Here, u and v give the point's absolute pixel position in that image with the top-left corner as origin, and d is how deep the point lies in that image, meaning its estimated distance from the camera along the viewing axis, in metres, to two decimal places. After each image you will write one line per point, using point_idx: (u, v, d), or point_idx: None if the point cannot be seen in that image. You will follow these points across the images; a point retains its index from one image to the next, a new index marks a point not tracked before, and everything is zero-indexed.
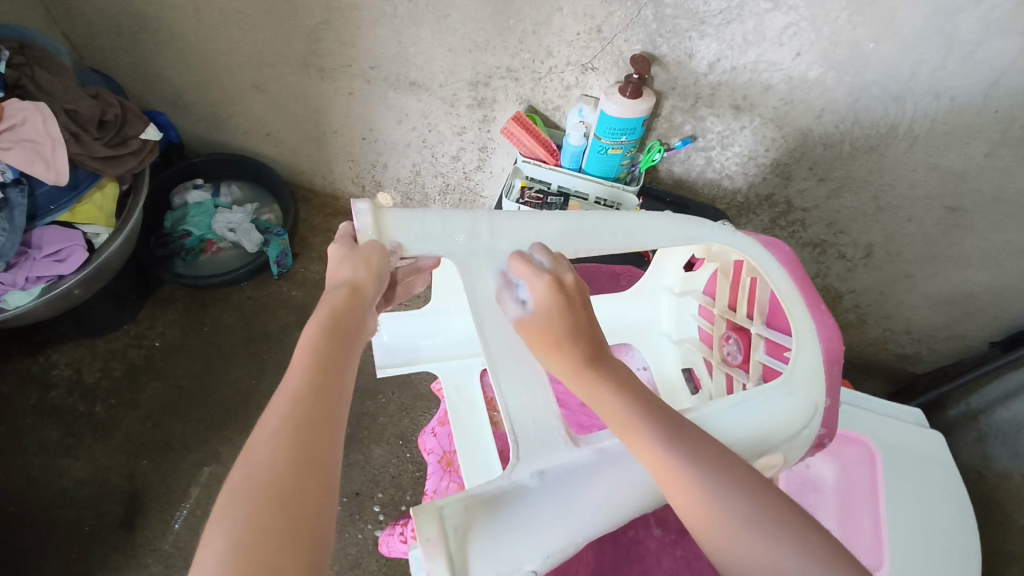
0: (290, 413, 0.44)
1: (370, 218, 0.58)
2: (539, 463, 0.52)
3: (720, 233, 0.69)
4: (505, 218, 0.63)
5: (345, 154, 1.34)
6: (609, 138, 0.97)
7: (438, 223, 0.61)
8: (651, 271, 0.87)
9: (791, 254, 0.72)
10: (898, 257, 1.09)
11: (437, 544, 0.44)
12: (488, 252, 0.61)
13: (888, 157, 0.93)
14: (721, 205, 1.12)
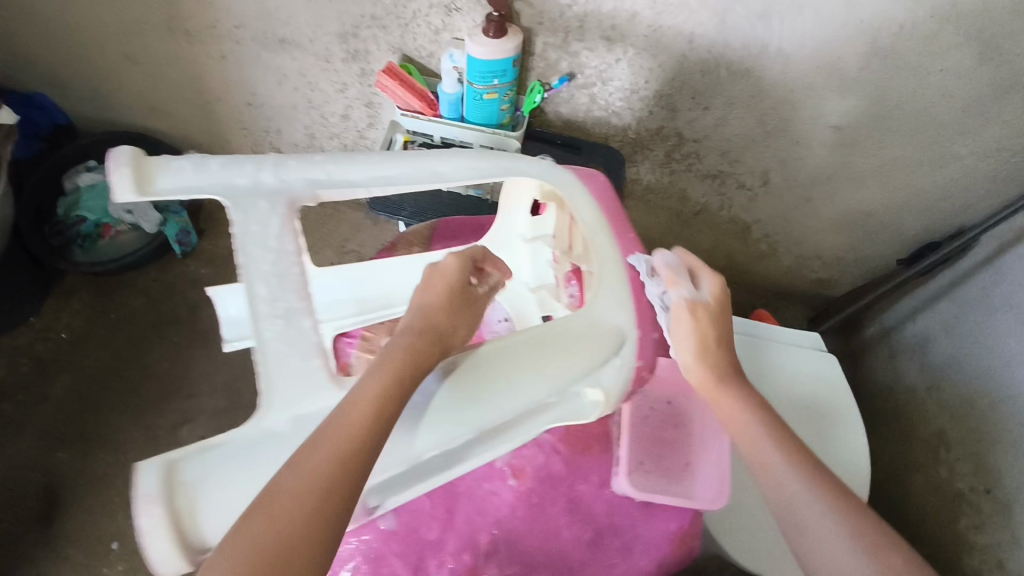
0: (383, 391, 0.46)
1: (128, 167, 0.49)
2: (294, 406, 0.45)
3: (540, 166, 0.67)
4: (292, 160, 0.54)
5: (237, 122, 1.29)
6: (480, 82, 0.93)
7: (216, 167, 0.51)
8: (501, 216, 0.82)
9: (606, 184, 0.70)
10: (795, 182, 1.07)
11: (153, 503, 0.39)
12: (262, 198, 0.51)
13: (765, 78, 0.90)
14: (615, 142, 1.09)
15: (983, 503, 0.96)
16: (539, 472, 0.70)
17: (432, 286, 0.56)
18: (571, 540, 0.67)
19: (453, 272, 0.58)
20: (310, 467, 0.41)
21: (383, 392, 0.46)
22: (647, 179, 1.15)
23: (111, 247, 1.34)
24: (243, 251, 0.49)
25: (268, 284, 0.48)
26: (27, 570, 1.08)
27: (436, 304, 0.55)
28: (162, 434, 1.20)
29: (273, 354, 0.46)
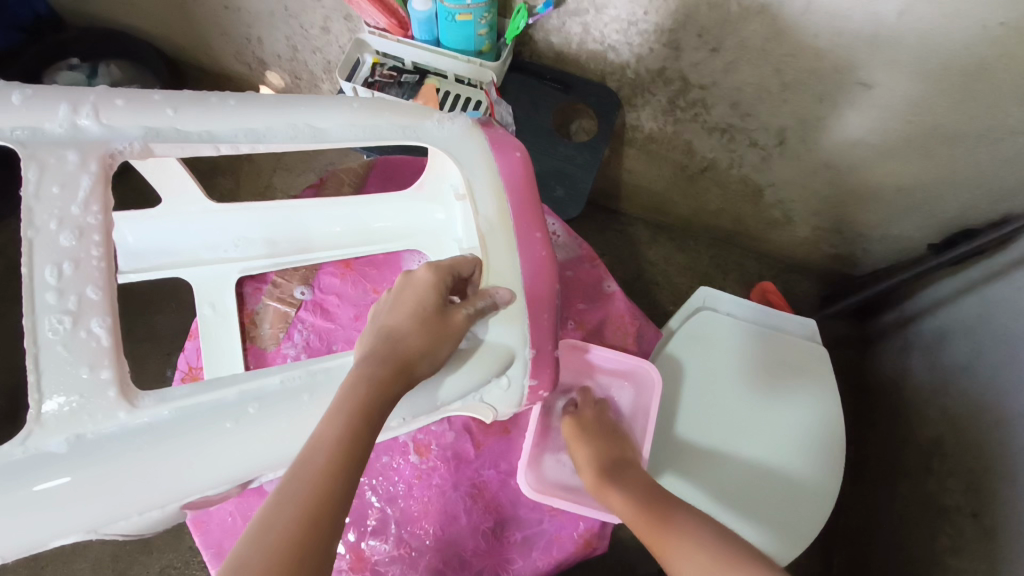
0: (349, 430, 0.45)
1: None
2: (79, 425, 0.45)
3: (435, 134, 0.65)
4: (122, 104, 0.53)
5: (217, 26, 1.20)
6: (451, 2, 0.80)
7: (24, 112, 0.50)
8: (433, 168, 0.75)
9: (520, 161, 0.67)
10: (814, 145, 0.93)
11: None
12: (71, 149, 0.50)
13: (784, 18, 0.75)
14: (613, 82, 0.95)
15: (966, 526, 0.86)
16: (445, 451, 0.82)
17: (402, 306, 0.53)
18: (468, 526, 0.80)
19: (427, 289, 0.54)
20: (279, 523, 0.40)
21: (350, 431, 0.45)
22: (648, 127, 1.01)
23: None
24: (34, 223, 0.47)
25: (58, 265, 0.46)
26: None
27: (405, 323, 0.52)
28: None
29: (50, 360, 0.45)
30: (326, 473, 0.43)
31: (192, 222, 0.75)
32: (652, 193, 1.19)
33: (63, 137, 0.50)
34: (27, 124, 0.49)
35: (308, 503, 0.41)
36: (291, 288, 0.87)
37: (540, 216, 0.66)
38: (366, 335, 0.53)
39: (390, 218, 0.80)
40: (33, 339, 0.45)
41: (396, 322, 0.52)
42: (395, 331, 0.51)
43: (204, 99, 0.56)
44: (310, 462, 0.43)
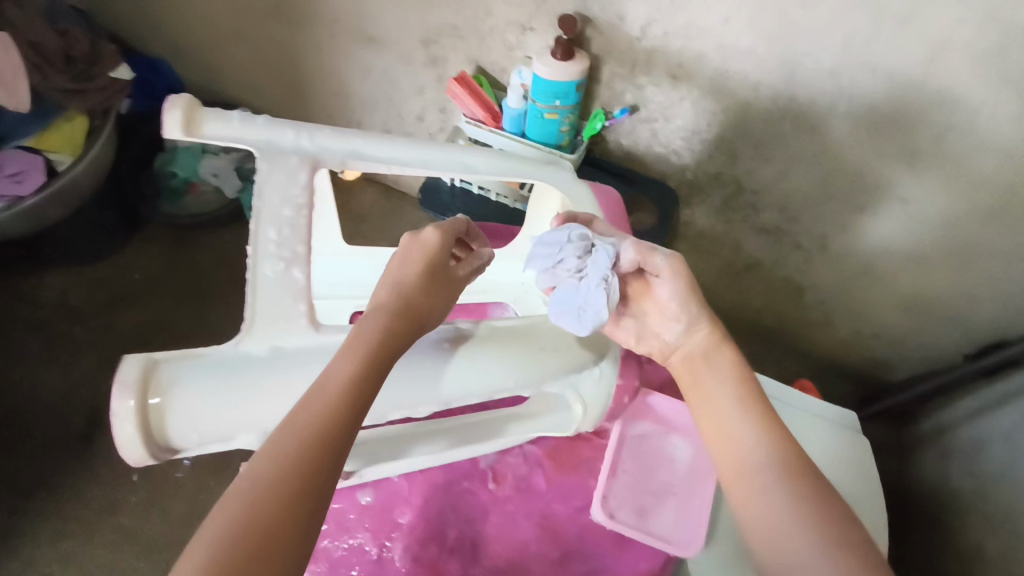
0: (345, 386, 0.43)
1: (177, 112, 0.50)
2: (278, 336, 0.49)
3: (564, 178, 0.74)
4: (331, 129, 0.57)
5: (323, 109, 1.38)
6: (543, 102, 0.94)
7: (245, 128, 0.53)
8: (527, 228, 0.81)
9: (617, 205, 0.77)
10: (855, 251, 1.02)
11: (129, 387, 0.43)
12: (293, 154, 0.54)
13: (830, 136, 0.86)
14: (672, 182, 1.07)
15: None
16: (519, 480, 0.74)
17: (408, 263, 0.51)
18: (535, 556, 0.69)
19: (432, 246, 0.52)
20: (280, 453, 0.40)
21: (347, 384, 0.43)
22: (701, 224, 1.12)
23: (193, 204, 1.44)
24: (263, 197, 0.52)
25: (279, 227, 0.51)
26: (63, 480, 1.19)
27: (411, 279, 0.50)
28: None
29: (267, 294, 0.50)
30: (317, 432, 0.41)
31: (321, 261, 0.89)
32: (698, 286, 1.28)
33: (288, 148, 0.54)
34: (268, 138, 0.54)
35: (300, 458, 0.39)
36: None
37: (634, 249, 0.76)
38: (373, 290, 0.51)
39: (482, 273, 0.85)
40: (254, 274, 0.50)
41: (406, 278, 0.50)
42: (403, 283, 0.50)
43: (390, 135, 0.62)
44: (299, 420, 0.41)
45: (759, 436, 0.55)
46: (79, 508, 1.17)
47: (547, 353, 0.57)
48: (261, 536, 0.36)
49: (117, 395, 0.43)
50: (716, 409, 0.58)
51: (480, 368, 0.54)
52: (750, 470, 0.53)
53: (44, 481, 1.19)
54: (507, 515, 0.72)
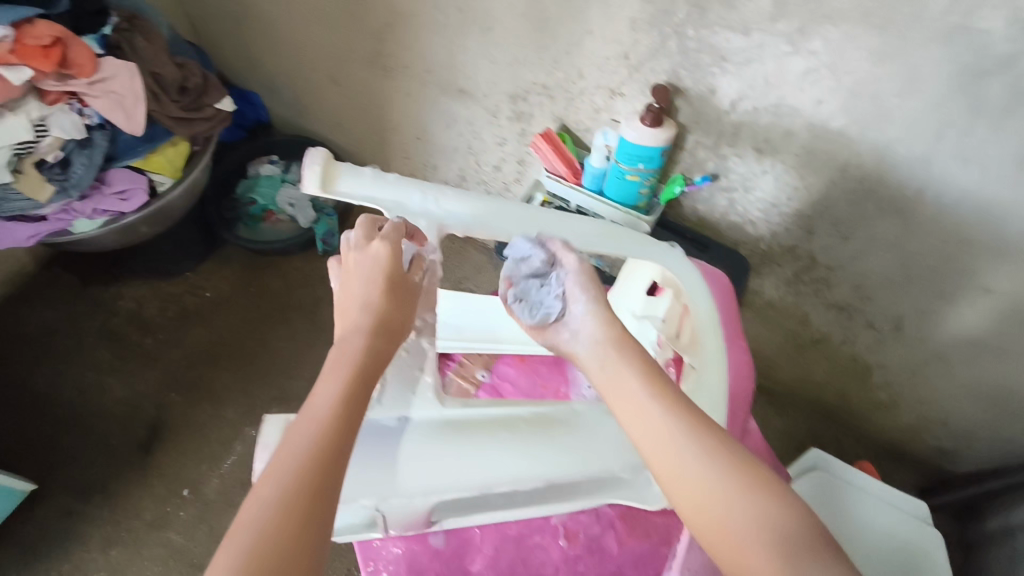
0: (336, 403, 0.45)
1: (319, 161, 0.54)
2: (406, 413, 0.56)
3: (669, 257, 0.69)
4: (457, 193, 0.60)
5: (402, 151, 1.44)
6: (626, 163, 0.97)
7: (377, 184, 0.57)
8: (617, 286, 0.80)
9: (726, 288, 0.73)
10: (930, 336, 0.99)
11: (271, 452, 0.52)
12: (420, 217, 0.59)
13: (916, 222, 0.86)
14: (743, 249, 1.07)
15: None
16: (591, 541, 0.73)
17: (375, 286, 0.54)
18: None
19: (386, 259, 0.55)
20: (286, 474, 0.40)
21: (337, 400, 0.45)
22: (769, 294, 1.11)
23: (270, 231, 1.51)
24: None
25: None
26: (118, 486, 1.22)
27: (382, 299, 0.53)
28: (260, 404, 1.33)
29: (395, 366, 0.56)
30: (318, 450, 0.42)
31: None
32: (760, 355, 1.26)
33: (415, 207, 0.58)
34: (395, 199, 0.57)
35: (313, 469, 0.40)
36: (473, 371, 0.90)
37: (739, 329, 0.71)
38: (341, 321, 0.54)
39: None
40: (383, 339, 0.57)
41: (374, 296, 0.53)
42: (372, 303, 0.53)
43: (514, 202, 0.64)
44: (291, 442, 0.42)
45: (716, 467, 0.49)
46: (132, 517, 1.19)
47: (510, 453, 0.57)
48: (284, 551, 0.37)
49: (257, 459, 0.53)
50: (662, 451, 0.51)
51: (423, 463, 0.54)
52: (721, 512, 0.46)
53: (100, 485, 1.22)
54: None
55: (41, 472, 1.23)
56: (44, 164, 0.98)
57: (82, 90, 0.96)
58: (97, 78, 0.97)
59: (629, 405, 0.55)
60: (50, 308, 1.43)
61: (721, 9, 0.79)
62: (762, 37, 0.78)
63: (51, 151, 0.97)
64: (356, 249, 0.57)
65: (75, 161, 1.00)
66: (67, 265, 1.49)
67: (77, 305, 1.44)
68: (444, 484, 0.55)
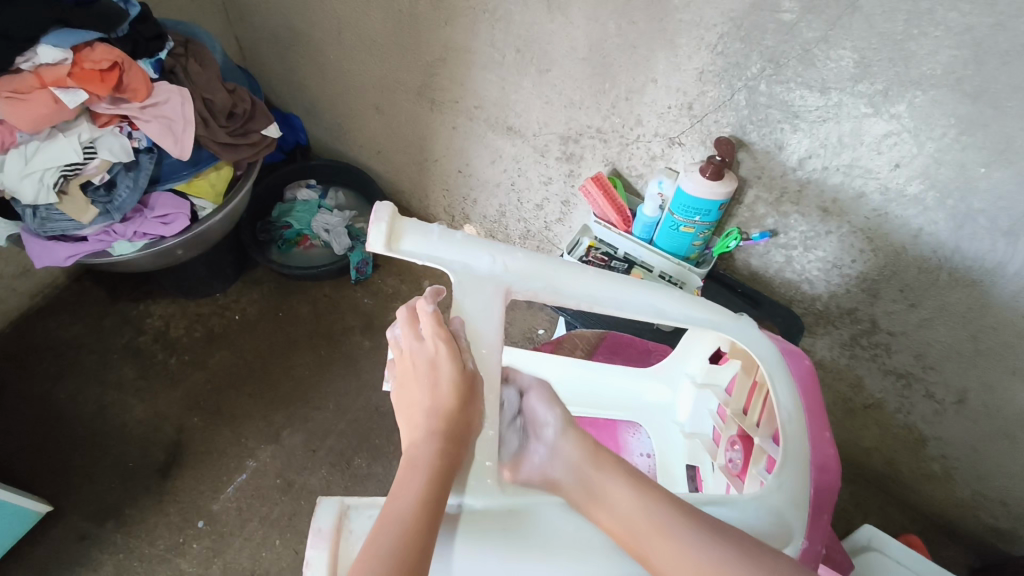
0: (412, 510, 0.45)
1: (386, 221, 0.55)
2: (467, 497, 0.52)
3: (742, 330, 0.67)
4: (523, 257, 0.60)
5: (442, 182, 1.42)
6: (682, 215, 0.92)
7: (455, 252, 0.58)
8: (676, 353, 0.81)
9: (808, 369, 0.67)
10: (997, 413, 0.93)
11: (324, 537, 0.47)
12: (489, 282, 0.59)
13: (993, 295, 0.81)
14: (797, 308, 1.02)
15: None
16: None
17: (433, 385, 0.53)
18: None
19: (443, 353, 0.54)
20: None
21: (415, 507, 0.45)
22: (821, 354, 1.06)
23: (303, 256, 1.49)
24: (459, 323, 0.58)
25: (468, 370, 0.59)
26: (132, 512, 1.19)
27: (447, 399, 0.53)
28: (281, 434, 1.29)
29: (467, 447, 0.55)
30: (400, 563, 0.42)
31: None
32: None
33: (486, 273, 0.59)
34: (463, 261, 0.58)
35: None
36: None
37: (826, 419, 0.64)
38: (408, 425, 0.54)
39: (620, 390, 0.84)
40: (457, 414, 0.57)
41: (435, 398, 0.53)
42: (438, 406, 0.53)
43: (582, 267, 0.63)
44: (371, 551, 0.42)
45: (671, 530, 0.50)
46: (144, 545, 1.15)
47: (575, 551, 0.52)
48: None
49: (314, 544, 0.47)
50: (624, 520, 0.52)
51: (480, 563, 0.50)
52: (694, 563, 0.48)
53: (114, 509, 1.19)
54: None
55: (55, 492, 1.20)
56: (90, 185, 0.99)
57: (134, 113, 0.97)
58: (149, 103, 0.98)
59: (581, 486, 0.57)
60: (79, 322, 1.42)
61: (799, 66, 0.76)
62: (839, 97, 0.76)
63: (98, 172, 0.97)
64: (411, 347, 0.56)
65: (120, 184, 1.00)
66: (98, 278, 1.48)
67: (105, 320, 1.42)
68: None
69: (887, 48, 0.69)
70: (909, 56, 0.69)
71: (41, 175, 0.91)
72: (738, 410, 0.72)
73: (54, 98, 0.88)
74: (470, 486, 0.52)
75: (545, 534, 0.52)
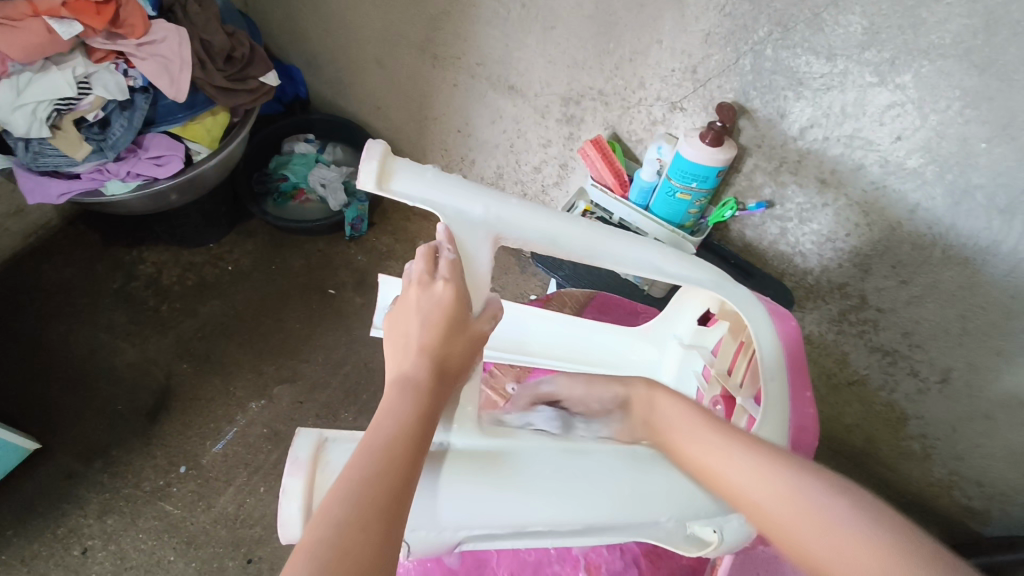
0: (399, 435, 0.44)
1: (378, 158, 0.54)
2: (457, 437, 0.52)
3: (733, 290, 0.68)
4: (516, 205, 0.60)
5: (441, 141, 1.40)
6: (679, 181, 0.91)
7: (449, 196, 0.58)
8: (666, 313, 0.82)
9: (794, 331, 0.68)
10: (979, 394, 0.93)
11: (301, 466, 0.47)
12: (481, 227, 0.58)
13: (984, 274, 0.80)
14: (789, 282, 1.02)
15: None
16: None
17: (429, 320, 0.51)
18: None
19: (447, 297, 0.52)
20: (349, 504, 0.39)
21: (403, 433, 0.44)
22: (809, 329, 1.06)
23: (298, 209, 1.49)
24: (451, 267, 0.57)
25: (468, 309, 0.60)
26: (119, 453, 1.20)
27: (440, 338, 0.50)
28: (269, 385, 1.30)
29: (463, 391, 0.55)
30: (385, 481, 0.41)
31: None
32: None
33: (481, 219, 0.58)
34: (457, 207, 0.58)
35: (369, 506, 0.39)
36: (504, 383, 0.85)
37: (807, 381, 0.65)
38: (393, 356, 0.50)
39: (605, 348, 0.84)
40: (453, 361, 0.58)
41: (430, 335, 0.50)
42: (433, 344, 0.50)
43: (576, 219, 0.64)
44: (348, 476, 0.41)
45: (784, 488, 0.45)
46: (130, 486, 1.17)
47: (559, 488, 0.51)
48: (361, 567, 0.37)
49: (291, 472, 0.46)
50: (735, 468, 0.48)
51: (465, 499, 0.49)
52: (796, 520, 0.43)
53: (101, 450, 1.20)
54: None
55: (41, 430, 1.21)
56: (84, 122, 0.97)
57: (130, 50, 0.96)
58: (145, 40, 0.96)
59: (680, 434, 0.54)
60: (71, 265, 1.41)
61: (807, 31, 0.75)
62: (846, 64, 0.75)
63: (92, 109, 0.96)
64: (418, 283, 0.52)
65: (115, 123, 0.99)
66: (91, 223, 1.47)
67: (97, 264, 1.42)
68: (481, 522, 0.49)
69: (898, 14, 0.69)
70: (919, 24, 0.68)
71: (34, 107, 0.90)
72: (722, 369, 0.72)
73: (46, 28, 0.87)
74: (456, 423, 0.53)
75: (530, 471, 0.51)
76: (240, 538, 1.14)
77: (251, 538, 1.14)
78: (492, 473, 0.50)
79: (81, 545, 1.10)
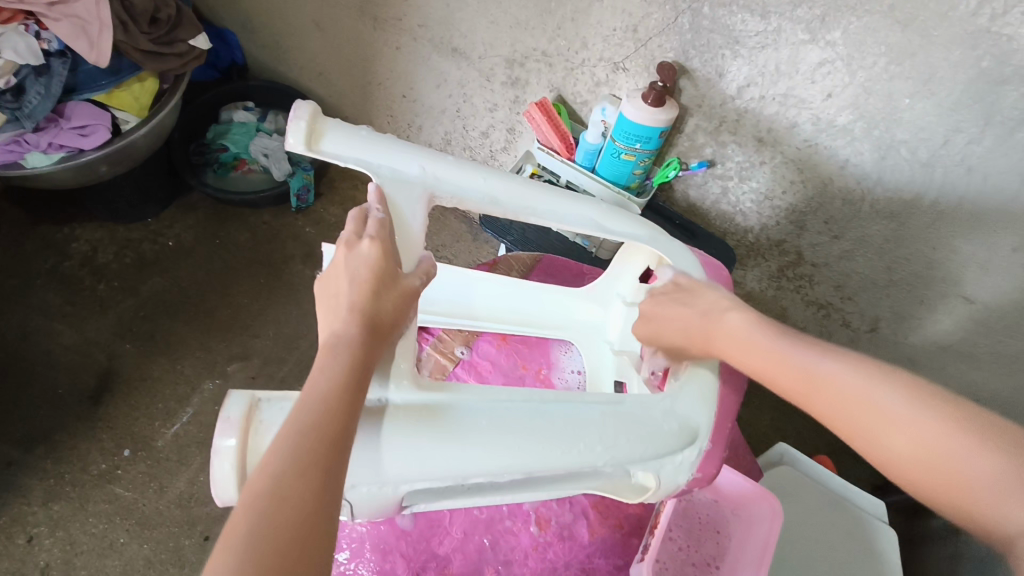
0: (334, 389, 0.44)
1: (305, 118, 0.53)
2: (394, 392, 0.51)
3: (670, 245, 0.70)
4: (451, 164, 0.60)
5: (386, 108, 1.37)
6: (623, 142, 0.92)
7: (384, 155, 0.57)
8: (610, 272, 0.84)
9: (725, 279, 0.71)
10: (904, 341, 0.98)
11: (232, 425, 0.46)
12: (417, 185, 0.58)
13: (909, 227, 0.84)
14: (731, 240, 1.05)
15: None
16: (562, 528, 0.73)
17: (359, 277, 0.49)
18: None
19: (375, 256, 0.50)
20: (286, 463, 0.39)
21: (339, 388, 0.44)
22: (750, 286, 1.10)
23: (240, 180, 1.44)
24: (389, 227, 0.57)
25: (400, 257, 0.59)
26: (63, 439, 1.16)
27: (371, 294, 0.49)
28: (218, 362, 1.27)
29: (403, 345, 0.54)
30: (321, 435, 0.41)
31: None
32: None
33: (416, 177, 0.58)
34: (391, 167, 0.57)
35: (303, 463, 0.39)
36: (453, 346, 0.84)
37: None
38: (325, 316, 0.49)
39: (549, 309, 0.85)
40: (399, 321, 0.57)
41: (360, 296, 0.48)
42: (363, 301, 0.49)
43: (513, 178, 0.65)
44: (283, 436, 0.40)
45: (959, 425, 0.45)
46: (76, 471, 1.14)
47: (497, 440, 0.52)
48: (299, 516, 0.37)
49: (222, 432, 0.46)
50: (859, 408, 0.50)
51: (404, 453, 0.49)
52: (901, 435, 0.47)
53: (43, 435, 1.16)
54: (546, 563, 0.72)
55: None
56: None
57: (42, 10, 0.92)
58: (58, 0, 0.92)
59: (792, 375, 0.54)
60: None
61: None
62: (779, 22, 0.76)
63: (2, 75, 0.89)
64: (345, 244, 0.51)
65: (30, 90, 0.93)
66: (16, 200, 1.39)
67: (26, 243, 1.35)
68: (420, 476, 0.50)
69: None
70: None
71: None
72: None
73: None
74: (393, 380, 0.51)
75: (467, 424, 0.51)
76: (195, 517, 1.12)
77: (207, 516, 1.13)
78: (429, 430, 0.50)
79: (26, 533, 1.08)
